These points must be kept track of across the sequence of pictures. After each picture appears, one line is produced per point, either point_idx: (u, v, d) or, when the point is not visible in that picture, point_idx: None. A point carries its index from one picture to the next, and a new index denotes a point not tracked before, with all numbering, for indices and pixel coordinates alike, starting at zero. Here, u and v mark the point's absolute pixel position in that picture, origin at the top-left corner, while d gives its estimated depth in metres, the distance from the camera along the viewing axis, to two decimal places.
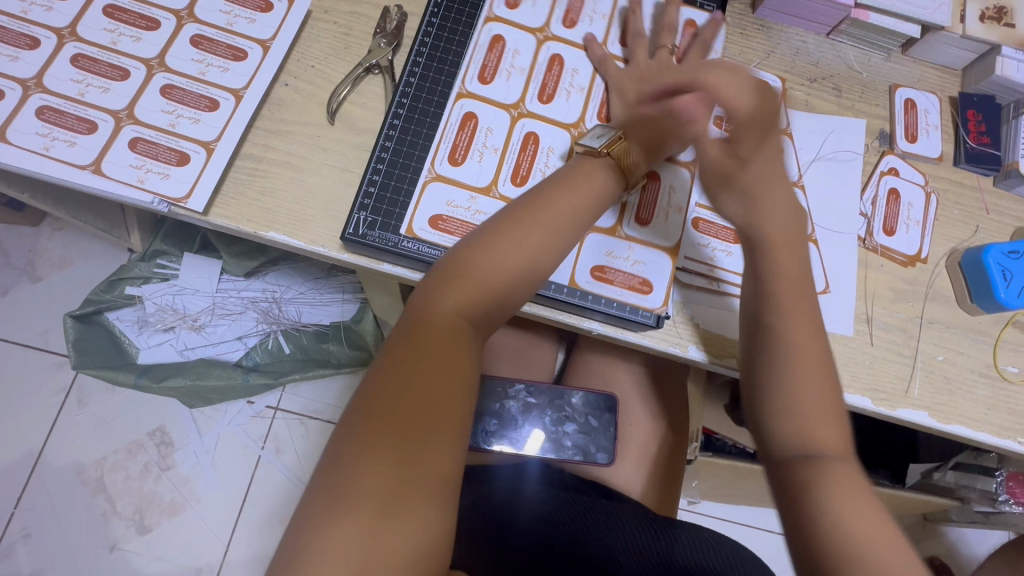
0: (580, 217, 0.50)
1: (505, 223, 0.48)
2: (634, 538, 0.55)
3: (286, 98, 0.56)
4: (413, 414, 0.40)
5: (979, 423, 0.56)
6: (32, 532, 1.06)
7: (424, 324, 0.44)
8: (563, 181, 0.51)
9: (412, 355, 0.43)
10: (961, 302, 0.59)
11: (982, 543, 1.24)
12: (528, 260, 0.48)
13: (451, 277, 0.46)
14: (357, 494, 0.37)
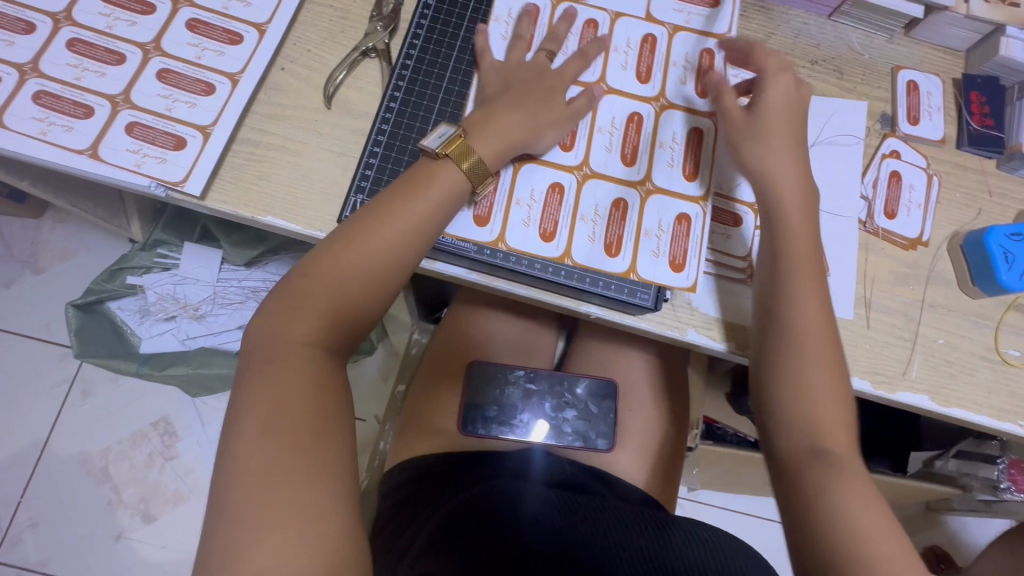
0: (434, 213, 0.48)
1: (353, 230, 0.47)
2: (631, 540, 0.52)
3: (283, 82, 0.56)
4: (283, 441, 0.39)
5: (980, 406, 0.56)
6: (38, 521, 1.07)
7: (280, 350, 0.43)
8: (405, 183, 0.49)
9: (276, 386, 0.41)
10: (962, 285, 0.58)
11: (984, 531, 1.24)
12: (386, 264, 0.47)
13: (293, 297, 0.45)
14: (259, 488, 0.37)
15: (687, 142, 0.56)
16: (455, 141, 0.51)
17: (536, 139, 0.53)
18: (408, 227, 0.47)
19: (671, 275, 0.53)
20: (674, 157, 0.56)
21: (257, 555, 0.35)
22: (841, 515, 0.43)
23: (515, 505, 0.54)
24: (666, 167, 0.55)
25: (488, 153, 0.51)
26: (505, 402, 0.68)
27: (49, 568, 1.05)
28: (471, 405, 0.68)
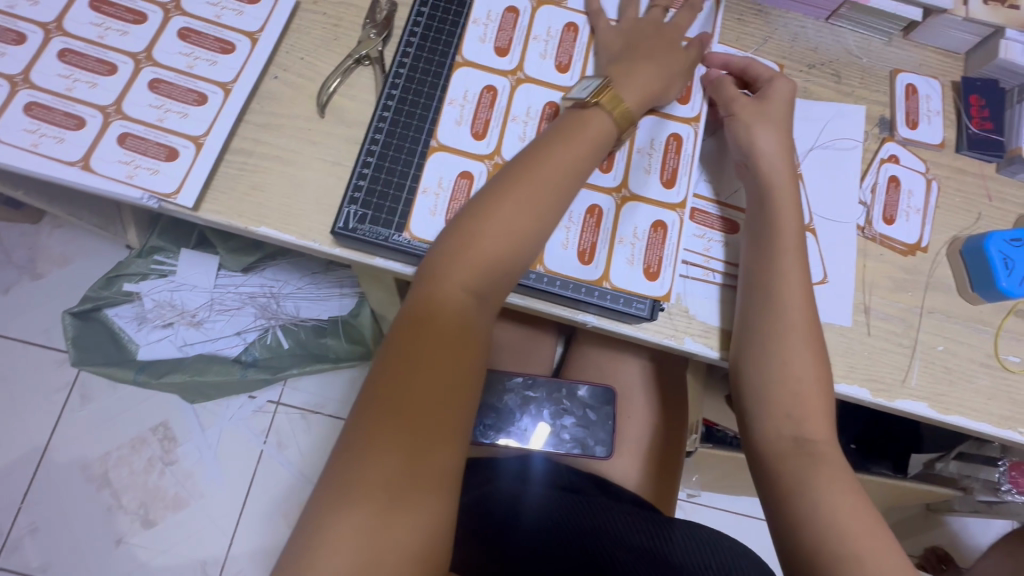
0: (578, 169, 0.49)
1: (503, 186, 0.47)
2: (628, 535, 0.53)
3: (276, 91, 0.55)
4: (423, 399, 0.40)
5: (980, 413, 0.55)
6: (39, 527, 1.07)
7: (434, 308, 0.44)
8: (564, 131, 0.50)
9: (420, 337, 0.42)
10: (962, 291, 0.58)
11: (986, 532, 1.23)
12: (529, 223, 0.47)
13: (433, 276, 0.45)
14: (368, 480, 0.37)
15: (669, 147, 0.56)
16: (603, 91, 0.52)
17: (668, 91, 0.55)
18: (552, 185, 0.48)
19: (647, 284, 0.53)
20: (648, 164, 0.56)
21: (355, 545, 0.35)
22: (822, 511, 0.44)
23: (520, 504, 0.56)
24: (641, 175, 0.55)
25: (633, 101, 0.52)
26: (503, 410, 0.66)
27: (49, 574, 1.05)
28: None
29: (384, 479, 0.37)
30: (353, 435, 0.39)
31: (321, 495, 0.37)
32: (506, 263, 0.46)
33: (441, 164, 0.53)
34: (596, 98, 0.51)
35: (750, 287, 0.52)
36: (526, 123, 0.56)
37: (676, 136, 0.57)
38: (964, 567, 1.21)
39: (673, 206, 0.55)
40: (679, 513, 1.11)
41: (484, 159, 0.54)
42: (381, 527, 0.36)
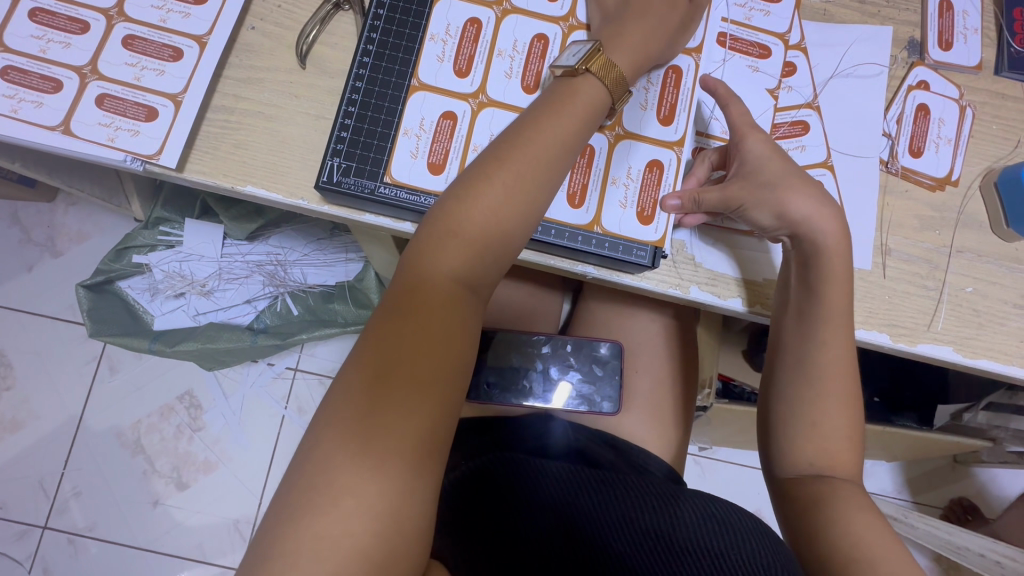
0: (570, 145, 0.46)
1: (494, 164, 0.44)
2: (638, 515, 0.47)
3: (254, 43, 0.53)
4: (409, 387, 0.39)
5: (1010, 356, 0.52)
6: (81, 490, 1.13)
7: (420, 294, 0.42)
8: (553, 103, 0.46)
9: (410, 325, 0.41)
10: (995, 227, 0.54)
11: (1015, 482, 1.20)
12: (521, 203, 0.44)
13: (422, 257, 0.43)
14: (358, 465, 0.36)
15: (667, 80, 0.52)
16: (595, 56, 0.47)
17: (671, 48, 0.51)
18: (542, 163, 0.45)
19: (641, 228, 0.50)
20: (646, 98, 0.52)
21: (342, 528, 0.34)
22: (839, 524, 0.43)
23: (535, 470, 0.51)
24: (636, 110, 0.52)
25: (627, 67, 0.48)
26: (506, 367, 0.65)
27: (96, 533, 1.12)
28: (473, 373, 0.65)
29: (374, 466, 0.36)
30: (340, 419, 0.38)
31: (303, 476, 0.36)
32: (493, 249, 0.44)
33: (423, 104, 0.51)
34: (587, 64, 0.47)
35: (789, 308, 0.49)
36: (511, 56, 0.52)
37: (676, 67, 0.53)
38: (992, 517, 1.18)
39: (671, 144, 0.52)
40: (695, 468, 1.11)
41: (468, 97, 0.51)
42: (361, 511, 0.35)
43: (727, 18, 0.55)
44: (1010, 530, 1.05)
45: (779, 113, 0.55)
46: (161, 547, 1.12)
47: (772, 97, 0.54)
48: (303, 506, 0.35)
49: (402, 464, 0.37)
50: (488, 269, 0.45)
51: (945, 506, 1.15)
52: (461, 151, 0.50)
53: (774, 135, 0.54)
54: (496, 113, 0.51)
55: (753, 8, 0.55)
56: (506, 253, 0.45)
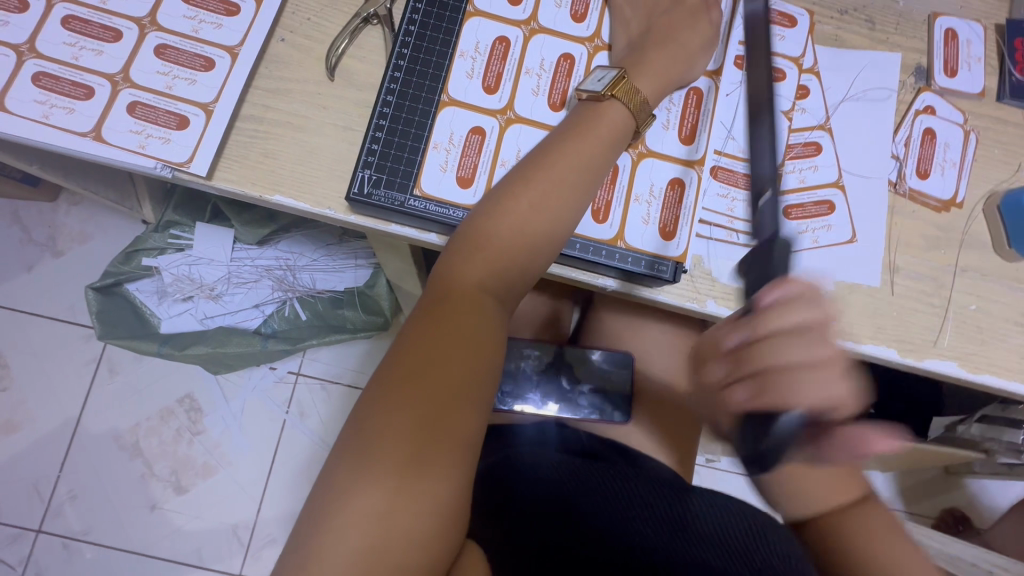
0: (596, 164, 0.47)
1: (522, 179, 0.46)
2: (655, 503, 0.51)
3: (283, 54, 0.54)
4: (439, 391, 0.39)
5: (1012, 372, 0.54)
6: (78, 494, 1.12)
7: (449, 302, 0.43)
8: (579, 125, 0.48)
9: (441, 331, 0.42)
10: (997, 248, 0.56)
11: (1006, 493, 1.22)
12: (547, 217, 0.45)
13: (454, 266, 0.45)
14: (388, 463, 0.37)
15: (688, 102, 0.54)
16: (620, 83, 0.49)
17: (691, 70, 0.53)
18: (568, 180, 0.46)
19: (663, 244, 0.52)
20: (668, 118, 0.54)
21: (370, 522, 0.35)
22: None
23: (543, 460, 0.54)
24: (658, 129, 0.54)
25: (650, 91, 0.50)
26: (519, 375, 0.66)
27: (92, 537, 1.11)
28: None
29: (403, 465, 0.37)
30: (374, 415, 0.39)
31: (337, 470, 0.37)
32: (520, 261, 0.45)
33: (452, 118, 0.52)
34: (612, 91, 0.49)
35: None
36: (539, 75, 0.54)
37: (697, 89, 0.55)
38: (983, 527, 1.21)
39: (690, 163, 0.53)
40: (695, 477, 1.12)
41: (497, 113, 0.53)
42: (388, 506, 0.36)
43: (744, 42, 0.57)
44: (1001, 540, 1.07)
45: (793, 134, 0.57)
46: (159, 551, 1.11)
47: (786, 119, 0.56)
48: (335, 501, 0.36)
49: (426, 463, 0.37)
50: (514, 280, 0.46)
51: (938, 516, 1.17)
52: (490, 166, 0.52)
53: (787, 156, 0.56)
54: (523, 129, 0.52)
55: (769, 33, 0.57)
56: (532, 266, 0.46)
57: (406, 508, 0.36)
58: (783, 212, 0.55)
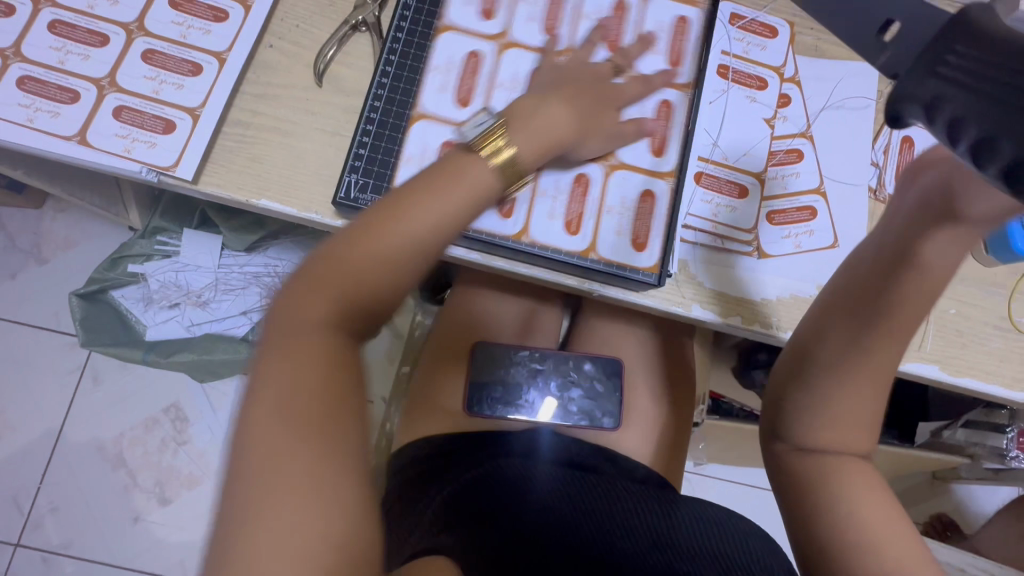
0: (457, 208, 0.40)
1: (369, 217, 0.39)
2: (641, 520, 0.50)
3: (271, 60, 0.54)
4: (290, 461, 0.33)
5: (991, 375, 0.55)
6: (58, 506, 1.09)
7: (289, 369, 0.35)
8: (431, 176, 0.40)
9: (285, 390, 0.34)
10: (975, 253, 0.57)
11: (991, 498, 1.24)
12: (403, 245, 0.38)
13: (289, 323, 0.37)
14: (251, 554, 0.30)
15: (662, 113, 0.55)
16: (489, 137, 0.43)
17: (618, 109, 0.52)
18: (429, 226, 0.39)
19: (636, 255, 0.52)
20: (643, 134, 0.55)
21: None
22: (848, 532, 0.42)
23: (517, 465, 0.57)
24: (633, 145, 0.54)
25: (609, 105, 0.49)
26: (510, 381, 0.68)
27: (72, 550, 1.08)
28: (475, 386, 0.68)
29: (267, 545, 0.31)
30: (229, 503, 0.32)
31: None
32: (367, 297, 0.38)
33: (439, 122, 0.53)
34: (478, 142, 0.43)
35: (842, 303, 0.43)
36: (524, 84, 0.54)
37: (665, 104, 0.55)
38: (969, 533, 1.22)
39: (663, 174, 0.54)
40: (686, 484, 1.12)
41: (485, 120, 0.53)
42: None
43: (727, 52, 0.59)
44: (987, 544, 1.07)
45: (775, 142, 0.58)
46: (141, 565, 1.09)
47: (769, 126, 0.57)
48: None
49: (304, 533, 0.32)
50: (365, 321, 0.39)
51: (925, 522, 1.18)
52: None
53: (770, 162, 0.57)
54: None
55: (751, 43, 0.59)
56: (388, 298, 0.39)
57: None
58: (767, 216, 0.56)
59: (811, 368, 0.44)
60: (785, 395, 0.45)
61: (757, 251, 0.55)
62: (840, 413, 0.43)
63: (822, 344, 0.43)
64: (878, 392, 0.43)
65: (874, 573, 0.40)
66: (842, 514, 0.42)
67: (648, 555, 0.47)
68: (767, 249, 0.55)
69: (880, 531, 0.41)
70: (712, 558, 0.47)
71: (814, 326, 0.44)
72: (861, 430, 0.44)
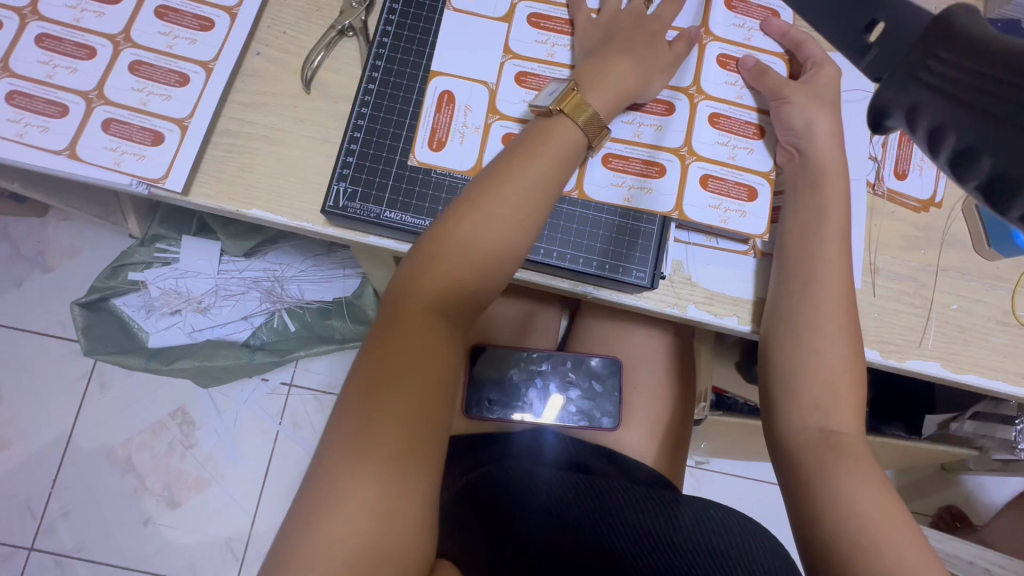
0: (550, 178, 0.47)
1: (474, 197, 0.46)
2: (636, 517, 0.49)
3: (259, 68, 0.54)
4: (403, 406, 0.39)
5: (995, 371, 0.54)
6: (70, 511, 1.11)
7: (408, 319, 0.42)
8: (534, 136, 0.48)
9: (396, 345, 0.41)
10: (977, 246, 0.56)
11: (1002, 490, 1.22)
12: (500, 230, 0.45)
13: (405, 287, 0.44)
14: (359, 483, 0.36)
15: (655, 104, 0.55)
16: (568, 96, 0.49)
17: (648, 86, 0.52)
18: (521, 197, 0.46)
19: (636, 254, 0.52)
20: (638, 130, 0.54)
21: (333, 547, 0.34)
22: (851, 525, 0.42)
23: (526, 481, 0.53)
24: (628, 139, 0.54)
25: (602, 108, 0.50)
26: (508, 383, 0.66)
27: (84, 554, 1.10)
28: (472, 389, 0.66)
29: (371, 469, 0.37)
30: (343, 438, 0.38)
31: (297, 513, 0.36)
32: (472, 275, 0.45)
33: (433, 121, 0.53)
34: (561, 105, 0.48)
35: (793, 257, 0.50)
36: (510, 82, 0.54)
37: (663, 101, 0.55)
38: (979, 524, 1.20)
39: (671, 150, 0.54)
40: (690, 480, 1.12)
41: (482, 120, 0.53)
42: (357, 532, 0.35)
43: (725, 39, 0.56)
44: (997, 537, 1.06)
45: None
46: (152, 567, 1.10)
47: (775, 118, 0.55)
48: (305, 520, 0.35)
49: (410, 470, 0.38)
50: (467, 299, 0.45)
51: (934, 514, 1.17)
52: (470, 170, 0.52)
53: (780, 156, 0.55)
54: (505, 126, 0.53)
55: (751, 30, 0.57)
56: (489, 277, 0.46)
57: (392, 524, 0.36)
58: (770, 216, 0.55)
59: (797, 330, 0.48)
60: (782, 378, 0.49)
61: (753, 250, 0.54)
62: (827, 379, 0.47)
63: (782, 307, 0.50)
64: (850, 351, 0.48)
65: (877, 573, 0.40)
66: (837, 502, 0.43)
67: (640, 556, 0.46)
68: (763, 248, 0.54)
69: (879, 523, 0.42)
70: (709, 556, 0.45)
71: (774, 288, 0.51)
72: (845, 413, 0.46)
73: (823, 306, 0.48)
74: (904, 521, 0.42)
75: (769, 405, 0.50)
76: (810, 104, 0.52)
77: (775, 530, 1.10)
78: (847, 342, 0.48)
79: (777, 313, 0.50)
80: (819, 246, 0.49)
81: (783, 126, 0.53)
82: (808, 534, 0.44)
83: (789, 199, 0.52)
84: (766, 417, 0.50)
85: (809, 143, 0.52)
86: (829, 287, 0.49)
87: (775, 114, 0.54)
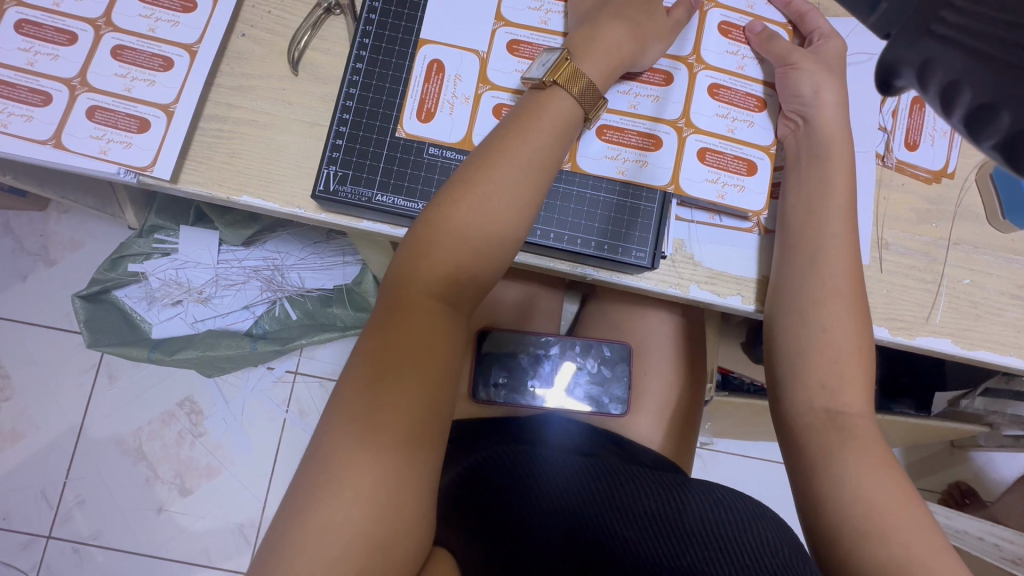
0: (545, 156, 0.45)
1: (467, 178, 0.44)
2: (642, 500, 0.48)
3: (244, 50, 0.52)
4: (400, 395, 0.38)
5: (1009, 346, 0.52)
6: (85, 499, 1.13)
7: (404, 306, 0.41)
8: (527, 112, 0.46)
9: (392, 334, 0.40)
10: (991, 219, 0.54)
11: (1013, 465, 1.20)
12: (496, 211, 0.44)
13: (400, 274, 0.43)
14: (356, 474, 0.35)
15: (653, 73, 0.53)
16: (562, 66, 0.47)
17: (644, 53, 0.50)
18: (518, 177, 0.44)
19: (638, 233, 0.51)
20: (634, 100, 0.52)
21: (332, 540, 0.34)
22: (858, 508, 0.41)
23: (531, 460, 0.50)
24: (624, 110, 0.52)
25: (597, 77, 0.48)
26: (516, 366, 0.65)
27: (101, 541, 1.12)
28: (479, 373, 0.65)
29: (370, 458, 0.36)
30: (340, 431, 0.37)
31: (291, 507, 0.35)
32: (468, 259, 0.44)
33: (422, 97, 0.51)
34: (554, 76, 0.46)
35: (801, 232, 0.48)
36: (502, 52, 0.52)
37: (661, 71, 0.53)
38: (989, 500, 1.19)
39: (667, 121, 0.52)
40: (697, 460, 1.12)
41: (471, 95, 0.52)
42: (354, 522, 0.34)
43: (727, 6, 0.54)
44: (1007, 513, 1.05)
45: None
46: (167, 552, 1.12)
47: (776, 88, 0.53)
48: (300, 514, 0.35)
49: (409, 458, 0.37)
50: (467, 284, 0.44)
51: (944, 491, 1.16)
52: (460, 143, 0.51)
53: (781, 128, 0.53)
54: (496, 96, 0.52)
55: None
56: (487, 261, 0.44)
57: (391, 514, 0.35)
58: (772, 191, 0.53)
59: (806, 306, 0.47)
60: (789, 357, 0.47)
61: (756, 225, 0.53)
62: (834, 356, 0.46)
63: (787, 283, 0.48)
64: (859, 329, 0.46)
65: (882, 558, 0.39)
66: (840, 487, 0.43)
67: (645, 540, 0.45)
68: (767, 224, 0.52)
69: (885, 508, 0.41)
70: (719, 549, 0.44)
71: (779, 264, 0.49)
72: (852, 394, 0.45)
73: (832, 284, 0.47)
74: (911, 502, 0.42)
75: (775, 383, 0.49)
76: (816, 72, 0.50)
77: (782, 508, 1.10)
78: (856, 319, 0.46)
79: (785, 289, 0.48)
80: (828, 222, 0.48)
81: (788, 95, 0.51)
82: (812, 515, 0.44)
83: (790, 172, 0.51)
84: (772, 396, 0.49)
85: (814, 113, 0.50)
86: (834, 264, 0.47)
87: (782, 81, 0.51)
